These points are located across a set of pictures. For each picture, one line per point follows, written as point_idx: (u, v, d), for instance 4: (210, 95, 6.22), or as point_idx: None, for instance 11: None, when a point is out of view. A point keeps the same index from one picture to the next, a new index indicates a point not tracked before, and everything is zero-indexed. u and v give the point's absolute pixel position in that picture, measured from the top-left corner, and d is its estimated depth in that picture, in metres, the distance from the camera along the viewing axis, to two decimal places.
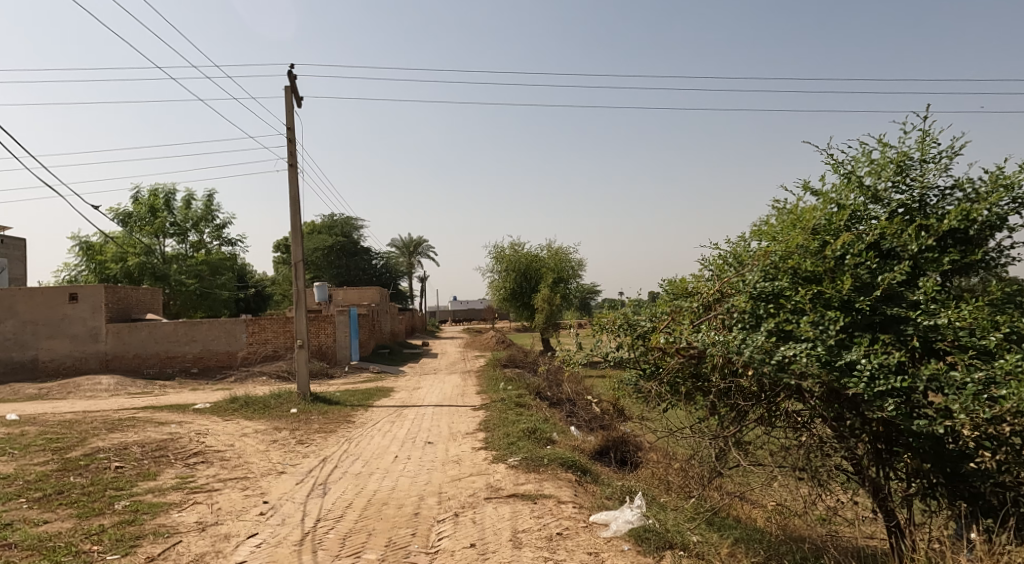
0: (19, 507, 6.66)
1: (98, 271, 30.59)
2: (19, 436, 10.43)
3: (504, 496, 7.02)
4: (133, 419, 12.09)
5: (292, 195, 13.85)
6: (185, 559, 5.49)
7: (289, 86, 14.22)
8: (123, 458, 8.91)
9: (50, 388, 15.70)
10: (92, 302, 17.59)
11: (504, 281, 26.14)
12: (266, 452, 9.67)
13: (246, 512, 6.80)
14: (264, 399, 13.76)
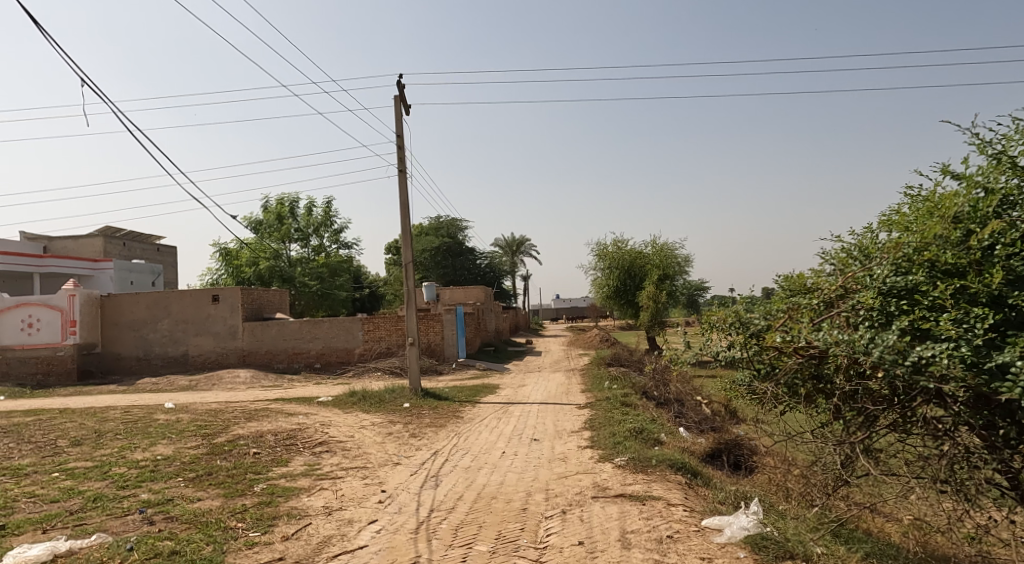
0: (177, 485, 7.49)
1: (234, 275, 33.55)
2: (174, 422, 11.70)
3: (611, 496, 7.07)
4: (267, 410, 13.20)
5: (402, 198, 14.55)
6: (316, 539, 5.96)
7: (397, 96, 14.97)
8: (260, 445, 9.78)
9: (198, 380, 17.43)
10: (231, 303, 19.30)
11: (608, 278, 25.99)
12: (383, 443, 10.26)
13: (367, 499, 7.28)
14: (379, 393, 14.55)
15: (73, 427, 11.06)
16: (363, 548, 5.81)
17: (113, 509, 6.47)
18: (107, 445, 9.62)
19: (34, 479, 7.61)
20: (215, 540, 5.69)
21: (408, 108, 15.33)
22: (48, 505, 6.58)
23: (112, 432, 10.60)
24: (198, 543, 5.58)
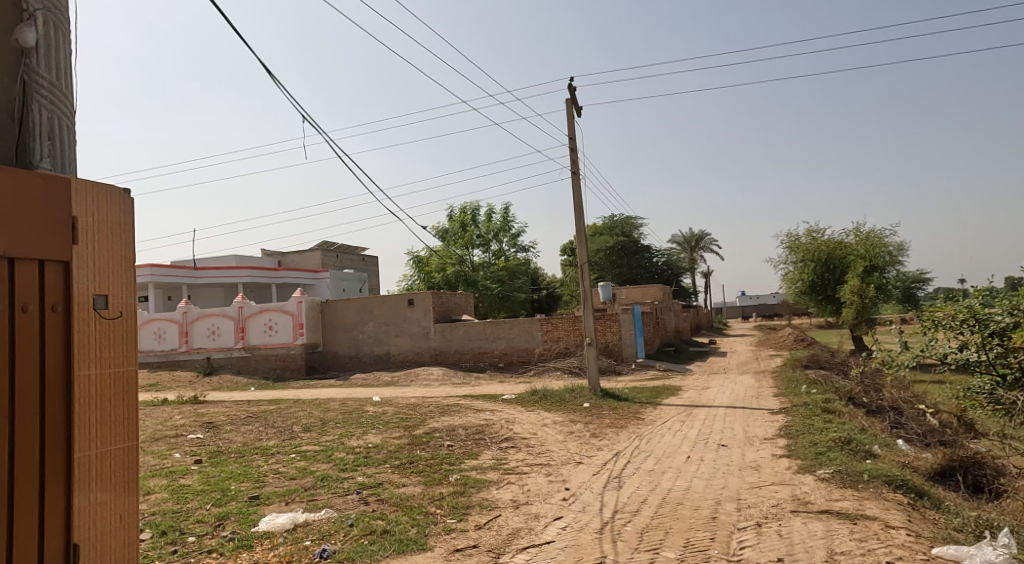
0: (385, 471, 8.26)
1: (425, 280, 36.25)
2: (380, 414, 12.94)
3: (814, 512, 6.55)
4: (457, 405, 14.07)
5: (577, 199, 14.70)
6: (506, 531, 6.22)
7: (569, 98, 15.15)
8: (453, 438, 10.46)
9: (398, 376, 19.08)
10: (424, 306, 20.86)
11: (802, 273, 24.12)
12: (565, 442, 10.46)
13: (551, 496, 7.47)
14: (560, 392, 14.83)
15: (304, 415, 12.69)
16: (549, 543, 5.95)
17: (337, 488, 7.31)
18: (330, 432, 10.90)
19: (277, 458, 8.86)
20: (418, 523, 6.16)
21: (581, 110, 15.46)
22: (287, 481, 7.61)
23: (333, 421, 11.98)
24: (404, 525, 6.08)
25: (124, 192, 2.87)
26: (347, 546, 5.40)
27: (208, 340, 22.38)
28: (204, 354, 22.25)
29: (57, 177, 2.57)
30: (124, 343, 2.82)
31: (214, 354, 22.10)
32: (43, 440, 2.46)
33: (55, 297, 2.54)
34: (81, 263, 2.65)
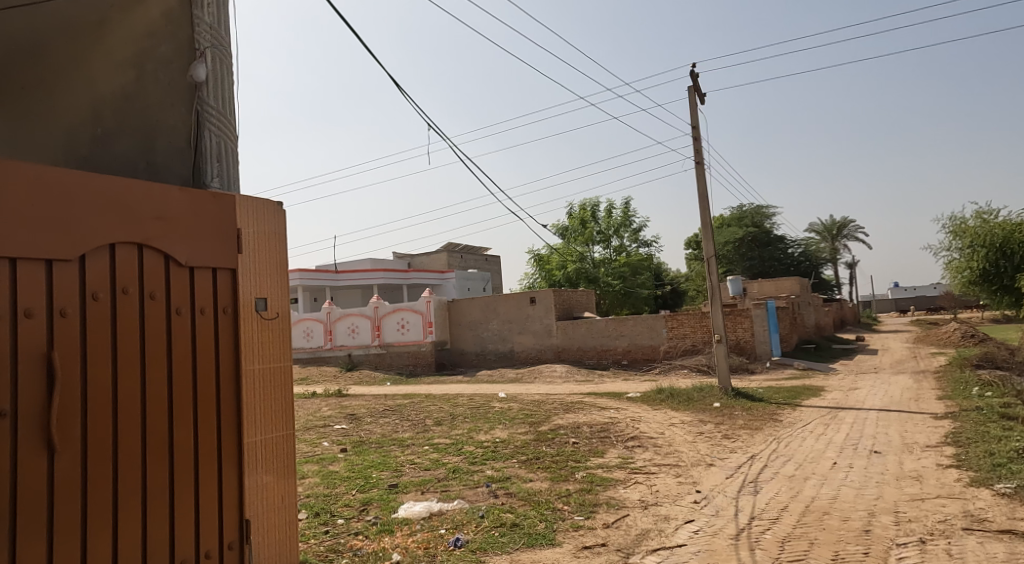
0: (513, 466, 8.43)
1: (546, 279, 36.64)
2: (506, 409, 13.21)
3: (991, 531, 5.88)
4: (581, 402, 14.07)
5: (702, 190, 14.19)
6: (635, 531, 6.14)
7: (692, 85, 14.66)
8: (579, 435, 10.47)
9: (523, 373, 19.41)
10: (546, 304, 21.03)
11: (970, 260, 21.70)
12: (695, 442, 10.14)
13: (682, 498, 7.27)
14: (689, 391, 14.38)
15: (435, 409, 13.25)
16: (682, 547, 5.80)
17: (467, 480, 7.56)
18: (460, 426, 11.30)
19: (413, 450, 9.33)
20: (547, 518, 6.24)
21: (704, 96, 14.91)
22: (422, 471, 8.00)
23: (462, 415, 12.41)
24: (533, 519, 6.17)
25: (278, 204, 3.56)
26: (479, 537, 5.56)
27: (348, 338, 23.98)
28: (345, 351, 23.86)
29: (226, 194, 3.21)
30: (277, 341, 3.48)
31: (354, 350, 23.66)
32: (225, 424, 3.07)
33: (226, 302, 3.15)
34: (244, 271, 3.31)
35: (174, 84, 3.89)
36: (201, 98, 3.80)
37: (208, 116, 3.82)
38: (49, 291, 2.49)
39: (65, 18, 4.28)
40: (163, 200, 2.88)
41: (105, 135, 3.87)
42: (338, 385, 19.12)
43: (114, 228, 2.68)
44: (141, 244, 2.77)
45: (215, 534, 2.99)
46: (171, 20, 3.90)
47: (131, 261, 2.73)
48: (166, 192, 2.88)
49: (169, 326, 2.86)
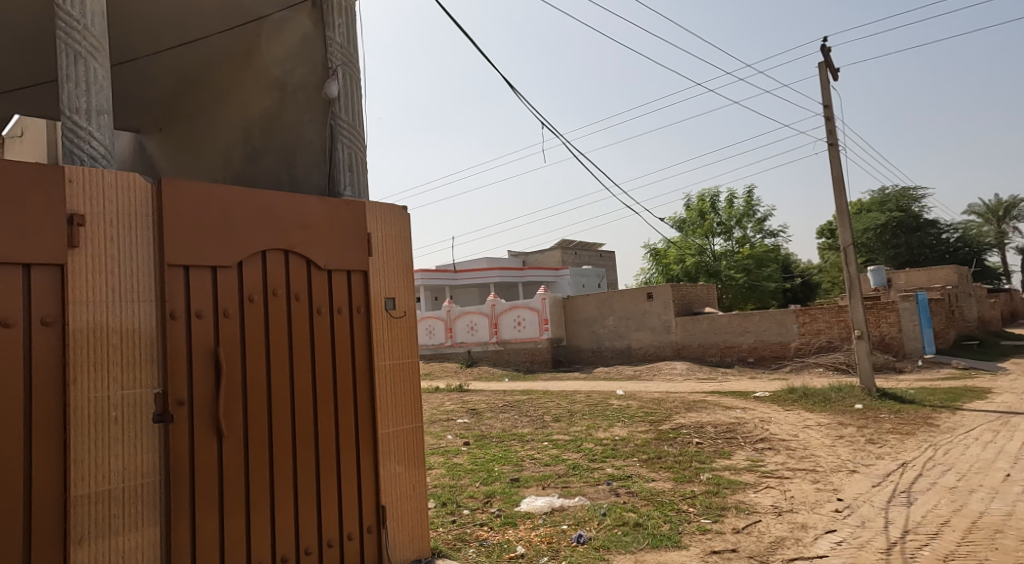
0: (634, 465, 8.30)
1: (664, 273, 35.91)
2: (625, 407, 13.04)
3: None
4: (705, 401, 13.60)
5: (836, 175, 13.23)
6: (768, 538, 5.82)
7: (824, 61, 13.69)
8: (703, 435, 10.14)
9: (641, 370, 19.09)
10: (664, 299, 20.51)
11: None
12: (834, 447, 9.48)
13: (820, 506, 6.84)
14: (825, 392, 13.45)
15: (553, 406, 13.33)
16: (822, 558, 5.42)
17: (589, 478, 7.54)
18: (579, 423, 11.30)
19: (532, 445, 9.46)
20: (672, 520, 6.10)
21: (838, 72, 13.88)
22: (543, 467, 8.09)
23: (580, 412, 12.41)
24: (657, 520, 6.05)
25: (403, 208, 4.05)
26: (602, 535, 5.52)
27: (468, 335, 24.71)
28: (465, 347, 24.62)
29: (358, 202, 3.80)
30: (408, 340, 4.00)
31: (474, 347, 24.33)
32: (358, 417, 3.68)
33: (359, 302, 3.76)
34: (376, 273, 3.87)
35: (309, 101, 4.22)
36: (333, 112, 4.04)
37: (341, 128, 4.05)
38: (222, 299, 3.17)
39: (226, 48, 4.85)
40: (303, 211, 3.52)
41: (255, 152, 4.69)
42: (459, 381, 19.76)
43: (265, 237, 3.34)
44: (286, 249, 3.43)
45: (355, 514, 3.60)
46: (305, 42, 4.25)
47: (279, 265, 3.41)
48: (307, 204, 3.54)
49: (310, 327, 3.52)
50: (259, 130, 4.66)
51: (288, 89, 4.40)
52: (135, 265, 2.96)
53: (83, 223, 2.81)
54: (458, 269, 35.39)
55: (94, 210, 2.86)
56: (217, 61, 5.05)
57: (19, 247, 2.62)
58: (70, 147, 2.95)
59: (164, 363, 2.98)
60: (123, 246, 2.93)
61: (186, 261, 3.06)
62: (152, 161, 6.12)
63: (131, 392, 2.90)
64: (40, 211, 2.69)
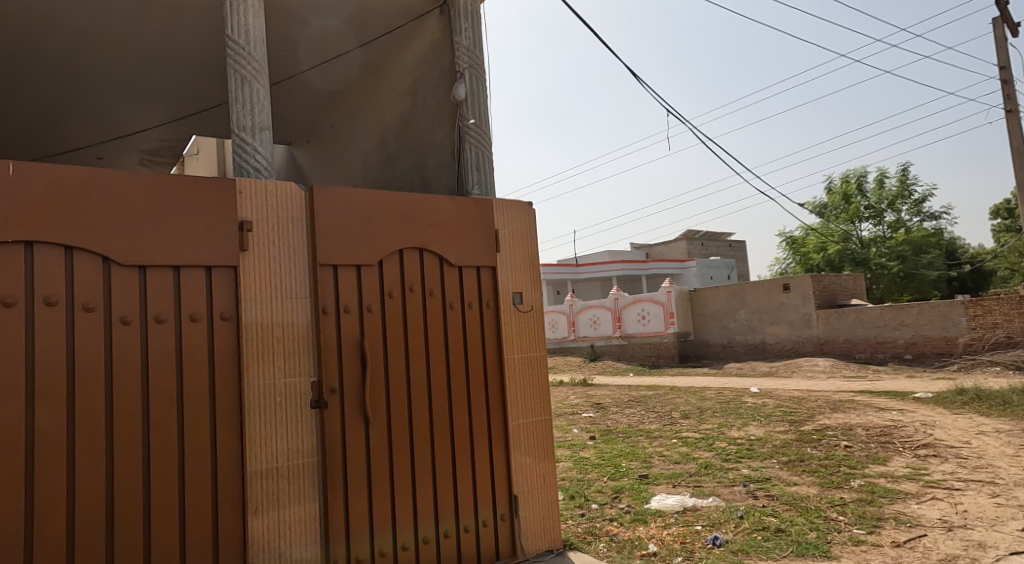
0: (772, 466, 7.86)
1: (804, 263, 33.84)
2: (761, 405, 12.42)
3: None
4: (853, 402, 12.62)
5: (1015, 147, 11.75)
6: (937, 556, 4.93)
7: (999, 17, 12.21)
8: (852, 438, 9.42)
9: (778, 366, 18.07)
10: (803, 291, 19.26)
11: None
12: (1016, 457, 8.40)
13: (1003, 523, 5.73)
14: (1002, 394, 11.93)
15: (682, 402, 12.96)
16: None
17: (722, 478, 7.24)
18: (709, 421, 10.89)
19: (661, 442, 9.25)
20: (818, 528, 5.48)
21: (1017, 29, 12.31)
22: (672, 464, 7.88)
23: (711, 409, 11.99)
24: (802, 526, 5.50)
25: (529, 205, 4.12)
26: (740, 538, 5.23)
27: (591, 329, 24.68)
28: (588, 342, 24.72)
29: (486, 200, 3.91)
30: (535, 334, 4.06)
31: (597, 341, 24.37)
32: (491, 409, 3.80)
33: (489, 297, 3.87)
34: (504, 269, 3.96)
35: (439, 105, 4.39)
36: (462, 113, 4.12)
37: (469, 128, 4.12)
38: (366, 295, 3.40)
39: (363, 60, 5.16)
40: (435, 210, 3.68)
41: (391, 157, 4.97)
42: (583, 375, 19.76)
43: (401, 236, 3.53)
44: (421, 247, 3.61)
45: (488, 502, 3.73)
46: (435, 48, 4.43)
47: (415, 263, 3.59)
48: (439, 204, 3.70)
49: (444, 321, 3.67)
50: (394, 137, 4.93)
51: (419, 94, 4.61)
52: (293, 265, 3.25)
53: (250, 228, 3.12)
54: (580, 262, 35.38)
55: (258, 217, 3.17)
56: (356, 73, 5.39)
57: (200, 252, 2.97)
58: (238, 160, 3.28)
59: (319, 354, 3.25)
60: (281, 247, 3.22)
61: (334, 260, 3.30)
62: (302, 170, 6.68)
63: (292, 379, 3.19)
64: (216, 217, 3.02)
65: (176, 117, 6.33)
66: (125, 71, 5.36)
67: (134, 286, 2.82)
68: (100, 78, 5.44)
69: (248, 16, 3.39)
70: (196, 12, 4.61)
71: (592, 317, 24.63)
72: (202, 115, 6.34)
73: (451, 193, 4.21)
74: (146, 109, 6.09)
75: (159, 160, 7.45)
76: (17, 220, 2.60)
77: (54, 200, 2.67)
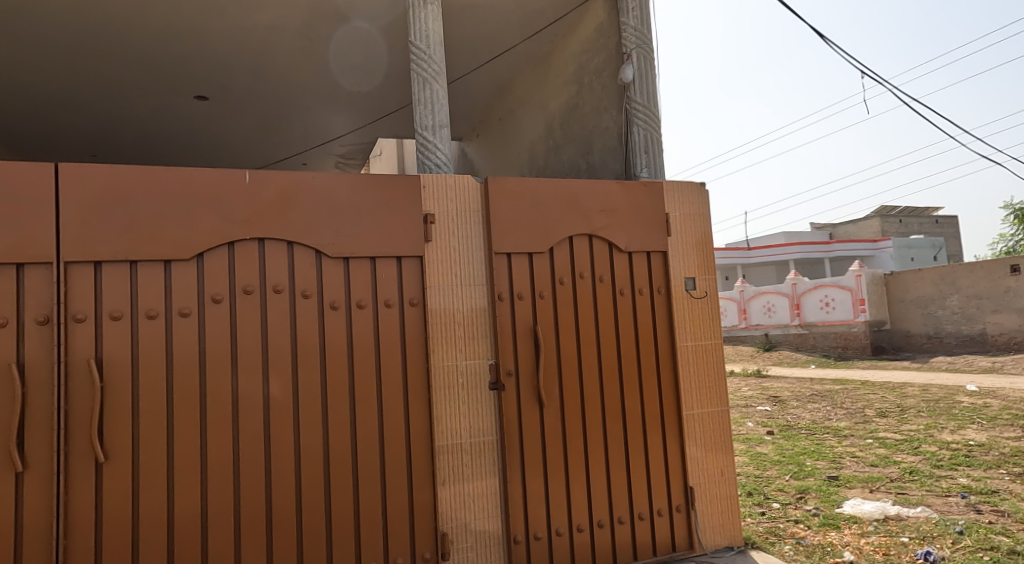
0: (999, 478, 6.82)
1: None
2: (982, 406, 10.82)
3: None
4: None
5: None
6: None
7: None
8: None
9: (1003, 362, 15.63)
10: None
11: None
12: None
13: None
14: None
15: (878, 399, 11.72)
16: None
17: (934, 487, 6.43)
18: (913, 421, 9.73)
19: (853, 441, 8.45)
20: None
21: None
22: (868, 467, 7.17)
23: (915, 408, 10.71)
24: None
25: (701, 185, 3.95)
26: (960, 556, 4.59)
27: (765, 317, 23.24)
28: (762, 330, 23.38)
29: (656, 183, 3.82)
30: (711, 321, 3.90)
31: (771, 329, 22.95)
32: (663, 397, 3.72)
33: (660, 283, 3.78)
34: (676, 254, 3.84)
35: (605, 89, 4.35)
36: (630, 96, 4.05)
37: (637, 110, 4.03)
38: (539, 281, 3.48)
39: (530, 51, 5.25)
40: (604, 196, 3.67)
41: (557, 145, 5.03)
42: (759, 366, 18.65)
43: (572, 223, 3.56)
44: (590, 234, 3.61)
45: (664, 491, 3.67)
46: (600, 31, 4.39)
47: (585, 249, 3.60)
48: (608, 189, 3.68)
49: (615, 307, 3.65)
50: (560, 124, 4.98)
51: (585, 80, 4.60)
52: (470, 253, 3.42)
53: (434, 221, 3.33)
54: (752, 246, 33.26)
55: (440, 209, 3.38)
56: (524, 66, 5.52)
57: (393, 243, 3.23)
58: (421, 158, 3.51)
59: (495, 338, 3.39)
60: (461, 238, 3.40)
61: (509, 248, 3.42)
62: (473, 164, 6.98)
63: (472, 361, 3.36)
64: (405, 211, 3.27)
65: (366, 122, 6.92)
66: (325, 86, 5.97)
67: (340, 276, 3.14)
68: (306, 93, 6.11)
69: (428, 21, 3.61)
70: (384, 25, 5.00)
71: (766, 303, 23.11)
72: (386, 119, 6.86)
73: (619, 178, 4.17)
74: (340, 116, 6.73)
75: (350, 163, 8.20)
76: (250, 221, 3.01)
77: (276, 202, 3.05)
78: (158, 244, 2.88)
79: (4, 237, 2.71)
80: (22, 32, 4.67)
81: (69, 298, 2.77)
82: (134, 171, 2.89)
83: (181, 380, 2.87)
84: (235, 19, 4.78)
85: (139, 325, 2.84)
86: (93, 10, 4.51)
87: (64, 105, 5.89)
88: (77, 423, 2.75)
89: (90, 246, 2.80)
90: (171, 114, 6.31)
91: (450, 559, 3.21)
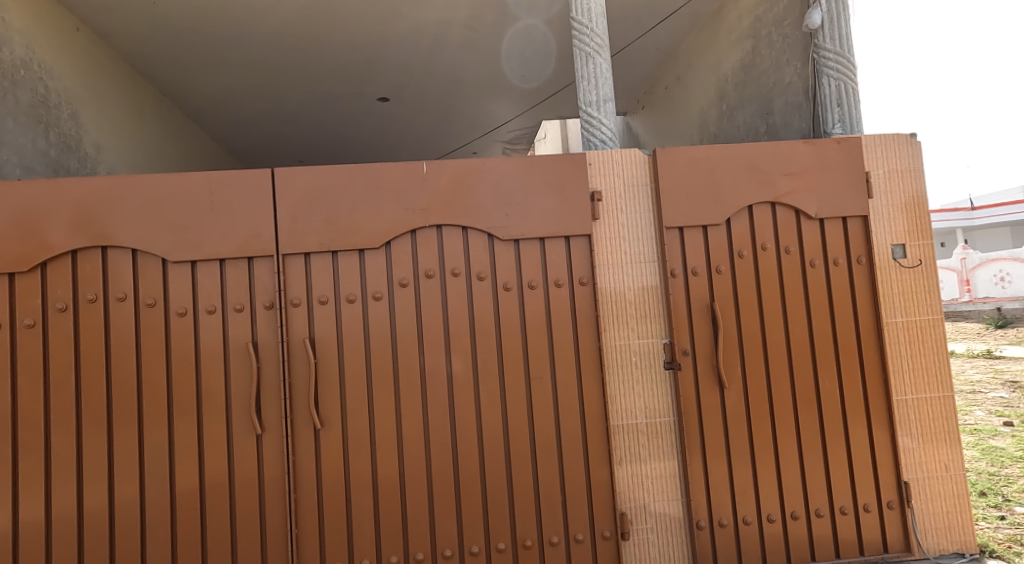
0: None
1: None
2: None
3: None
4: None
5: None
6: None
7: None
8: None
9: None
10: None
11: None
12: None
13: None
14: None
15: None
16: None
17: None
18: None
19: None
20: None
21: None
22: None
23: None
24: None
25: (911, 137, 3.45)
26: None
27: (998, 289, 19.94)
28: (993, 304, 19.19)
29: (852, 138, 3.40)
30: (926, 293, 3.40)
31: (1005, 303, 18.94)
32: (868, 380, 3.33)
33: (859, 251, 3.37)
34: (878, 218, 3.40)
35: (787, 39, 3.97)
36: (818, 43, 3.64)
37: (826, 59, 3.62)
38: (715, 255, 3.29)
39: (705, 9, 4.95)
40: (789, 158, 3.35)
41: (731, 109, 4.70)
42: (992, 345, 15.89)
43: (752, 191, 3.31)
44: (774, 201, 3.33)
45: (871, 484, 3.29)
46: None
47: (767, 218, 3.33)
48: (794, 150, 3.35)
49: (804, 281, 3.34)
50: (733, 86, 4.66)
51: (763, 33, 4.24)
52: (640, 230, 3.33)
53: (601, 198, 3.31)
54: (979, 207, 28.60)
55: (607, 185, 3.34)
56: (697, 29, 5.22)
57: (562, 223, 3.25)
58: (586, 134, 3.47)
59: (669, 316, 3.27)
60: (629, 214, 3.33)
61: (682, 222, 3.27)
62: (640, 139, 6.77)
63: (645, 341, 3.28)
64: (574, 190, 3.27)
65: (539, 105, 7.04)
66: (499, 75, 6.17)
67: (512, 257, 3.24)
68: (482, 84, 6.36)
69: None
70: (553, 6, 5.01)
71: (999, 273, 19.82)
72: (558, 100, 6.91)
73: (805, 137, 3.78)
74: (516, 102, 6.91)
75: (519, 147, 8.43)
76: (429, 209, 3.21)
77: (452, 189, 3.22)
78: (353, 234, 3.18)
79: (235, 236, 3.16)
80: (247, 60, 5.42)
81: (287, 286, 3.18)
82: (331, 171, 3.21)
83: (378, 357, 3.16)
84: (415, 22, 5.12)
85: (342, 308, 3.18)
86: (301, 32, 5.09)
87: (284, 119, 6.73)
88: (299, 395, 3.14)
89: (300, 239, 3.17)
90: (369, 117, 6.94)
91: (629, 539, 3.18)
